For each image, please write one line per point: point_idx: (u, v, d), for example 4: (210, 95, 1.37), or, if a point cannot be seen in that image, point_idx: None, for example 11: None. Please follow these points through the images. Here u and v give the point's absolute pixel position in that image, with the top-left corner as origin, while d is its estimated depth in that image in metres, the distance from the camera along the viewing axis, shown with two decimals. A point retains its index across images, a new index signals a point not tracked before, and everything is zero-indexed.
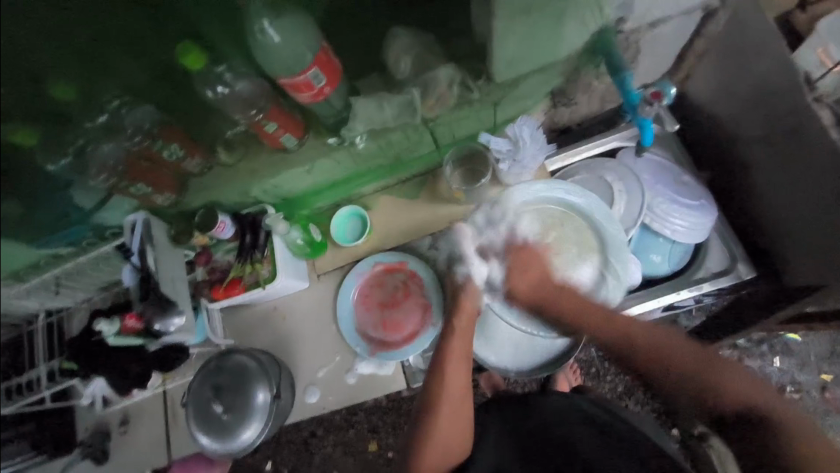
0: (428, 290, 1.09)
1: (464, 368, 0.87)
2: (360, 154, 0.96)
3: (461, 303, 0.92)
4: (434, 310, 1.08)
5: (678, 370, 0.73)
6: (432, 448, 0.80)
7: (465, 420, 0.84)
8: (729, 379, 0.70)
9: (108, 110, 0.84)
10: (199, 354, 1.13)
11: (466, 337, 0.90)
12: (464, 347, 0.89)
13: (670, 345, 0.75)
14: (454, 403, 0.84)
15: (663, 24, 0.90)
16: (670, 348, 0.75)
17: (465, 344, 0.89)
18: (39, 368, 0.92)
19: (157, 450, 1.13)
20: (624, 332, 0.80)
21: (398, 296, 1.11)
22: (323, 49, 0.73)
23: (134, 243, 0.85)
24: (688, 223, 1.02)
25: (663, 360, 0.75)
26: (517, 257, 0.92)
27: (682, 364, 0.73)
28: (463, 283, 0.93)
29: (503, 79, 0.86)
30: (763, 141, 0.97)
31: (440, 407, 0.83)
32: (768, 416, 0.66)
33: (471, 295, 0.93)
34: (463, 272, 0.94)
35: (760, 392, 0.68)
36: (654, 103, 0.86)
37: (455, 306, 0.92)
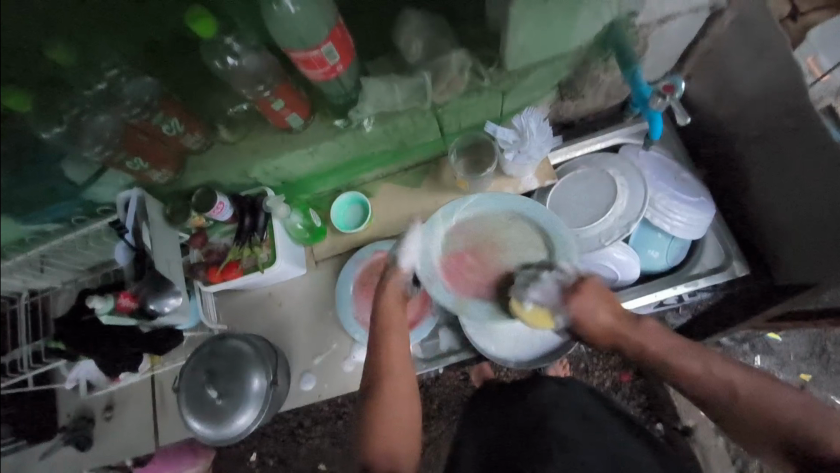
0: None
1: (405, 359, 0.80)
2: (365, 138, 0.94)
3: (386, 297, 0.83)
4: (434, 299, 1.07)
5: (743, 407, 0.68)
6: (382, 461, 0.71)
7: (413, 411, 0.76)
8: (784, 407, 0.66)
9: (107, 78, 0.79)
10: (190, 339, 1.10)
11: (401, 332, 0.81)
12: (402, 346, 0.80)
13: (750, 386, 0.68)
14: (398, 405, 0.75)
15: (673, 20, 0.91)
16: (725, 380, 0.69)
17: (402, 335, 0.81)
18: (24, 348, 0.89)
19: (143, 437, 1.10)
20: (673, 356, 0.72)
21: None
22: (338, 25, 0.71)
23: (128, 220, 0.83)
24: (686, 219, 1.04)
25: (719, 385, 0.69)
26: (582, 295, 0.75)
27: (756, 401, 0.67)
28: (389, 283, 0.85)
29: (514, 66, 0.85)
30: (761, 140, 0.99)
31: (385, 406, 0.75)
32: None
33: (393, 288, 0.84)
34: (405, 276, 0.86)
35: None
36: (666, 96, 0.86)
37: (378, 304, 0.83)
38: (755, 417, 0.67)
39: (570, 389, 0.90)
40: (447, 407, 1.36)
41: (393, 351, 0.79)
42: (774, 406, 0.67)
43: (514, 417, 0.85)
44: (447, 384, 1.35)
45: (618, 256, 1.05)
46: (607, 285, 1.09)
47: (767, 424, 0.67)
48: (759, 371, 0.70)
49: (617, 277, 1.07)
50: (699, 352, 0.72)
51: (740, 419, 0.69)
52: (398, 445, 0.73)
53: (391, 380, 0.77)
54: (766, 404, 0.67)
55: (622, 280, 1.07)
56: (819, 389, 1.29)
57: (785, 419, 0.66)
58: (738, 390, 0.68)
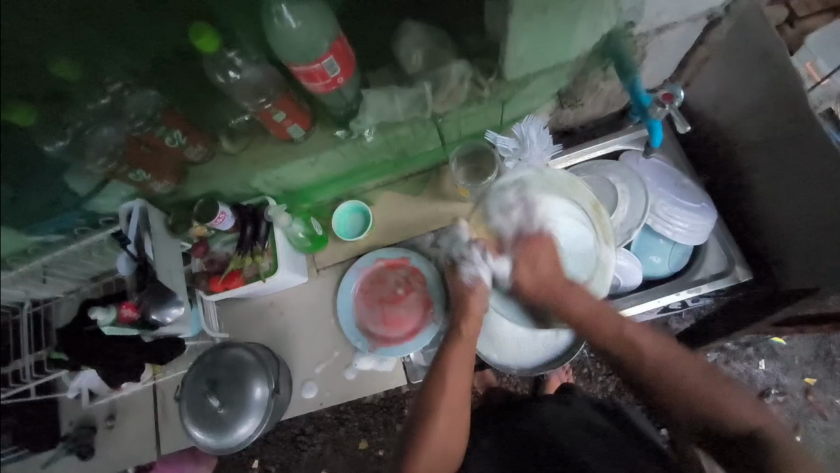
0: (430, 286, 1.09)
1: (466, 373, 0.85)
2: (366, 147, 0.95)
3: (467, 306, 0.90)
4: (436, 306, 1.08)
5: (659, 375, 0.76)
6: (428, 452, 0.76)
7: (462, 418, 0.81)
8: (690, 379, 0.74)
9: (110, 92, 0.81)
10: (193, 348, 1.10)
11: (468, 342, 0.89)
12: (466, 358, 0.86)
13: (670, 358, 0.76)
14: (452, 407, 0.80)
15: (671, 29, 0.91)
16: (648, 351, 0.78)
17: (471, 349, 0.88)
18: (26, 359, 0.88)
19: (146, 445, 1.10)
20: (602, 324, 0.83)
21: (400, 292, 1.10)
22: (339, 38, 0.72)
23: (131, 231, 0.83)
24: (688, 225, 1.04)
25: (639, 353, 0.78)
26: (542, 251, 0.90)
27: (670, 373, 0.75)
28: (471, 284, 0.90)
29: (513, 76, 0.86)
30: (762, 148, 0.99)
31: (441, 401, 0.80)
32: (740, 427, 0.69)
33: (479, 294, 0.90)
34: (470, 272, 0.90)
35: (758, 415, 0.69)
36: (665, 105, 0.87)
37: (461, 311, 0.90)
38: (668, 385, 0.75)
39: (572, 405, 0.92)
40: None
41: (458, 355, 0.86)
42: (686, 377, 0.74)
43: (515, 427, 0.87)
44: None
45: (621, 262, 1.06)
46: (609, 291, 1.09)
47: (677, 395, 0.74)
48: (682, 346, 0.78)
49: (618, 283, 1.07)
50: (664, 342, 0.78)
51: (655, 389, 0.76)
52: (443, 440, 0.78)
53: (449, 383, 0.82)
54: (684, 379, 0.74)
55: (624, 286, 1.07)
56: (822, 392, 1.30)
57: (693, 391, 0.73)
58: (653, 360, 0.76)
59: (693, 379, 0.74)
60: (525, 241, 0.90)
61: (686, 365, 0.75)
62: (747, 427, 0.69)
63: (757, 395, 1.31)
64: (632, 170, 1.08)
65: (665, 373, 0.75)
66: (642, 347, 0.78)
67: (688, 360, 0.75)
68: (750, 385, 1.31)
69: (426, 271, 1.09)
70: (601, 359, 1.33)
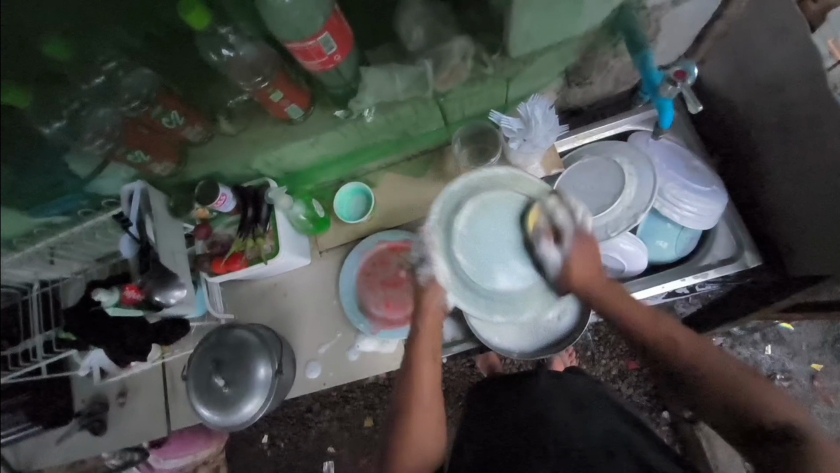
0: None
1: (434, 368, 0.85)
2: (366, 128, 0.93)
3: (423, 303, 0.85)
4: None
5: (686, 365, 0.73)
6: (410, 447, 0.80)
7: (434, 417, 0.83)
8: (725, 368, 0.71)
9: (104, 71, 0.79)
10: (199, 328, 1.12)
11: (432, 338, 0.87)
12: (433, 348, 0.86)
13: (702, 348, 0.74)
14: (425, 405, 0.82)
15: (687, 0, 0.86)
16: (683, 344, 0.75)
17: (435, 345, 0.87)
18: (37, 338, 0.92)
19: (156, 422, 1.13)
20: (636, 314, 0.79)
21: (402, 275, 1.10)
22: (335, 13, 0.69)
23: (133, 213, 0.83)
24: (697, 209, 1.02)
25: (670, 336, 0.76)
26: (582, 249, 0.82)
27: (700, 367, 0.72)
28: (426, 284, 0.83)
29: (519, 52, 0.82)
30: (777, 128, 0.95)
31: (412, 408, 0.82)
32: (773, 418, 0.66)
33: (433, 294, 0.85)
34: (425, 272, 0.83)
35: (798, 412, 0.67)
36: (677, 83, 0.82)
37: (419, 305, 0.86)
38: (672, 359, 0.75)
39: (567, 386, 0.91)
40: (452, 394, 1.38)
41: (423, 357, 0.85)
42: (712, 366, 0.72)
43: (511, 410, 0.87)
44: (453, 371, 1.37)
45: (625, 247, 1.04)
46: (613, 275, 1.08)
47: (723, 381, 0.71)
48: (710, 341, 0.75)
49: (623, 268, 1.06)
50: (703, 342, 0.75)
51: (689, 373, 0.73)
52: (424, 427, 0.81)
53: (416, 383, 0.83)
54: (709, 362, 0.72)
55: (628, 271, 1.06)
56: (829, 378, 1.28)
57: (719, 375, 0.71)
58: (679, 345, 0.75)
59: (732, 373, 0.71)
60: (579, 238, 0.82)
61: (718, 356, 0.73)
62: (779, 417, 0.66)
63: None
64: (640, 151, 1.04)
65: (698, 359, 0.73)
66: (682, 341, 0.75)
67: (720, 353, 0.73)
68: (755, 370, 1.30)
69: None
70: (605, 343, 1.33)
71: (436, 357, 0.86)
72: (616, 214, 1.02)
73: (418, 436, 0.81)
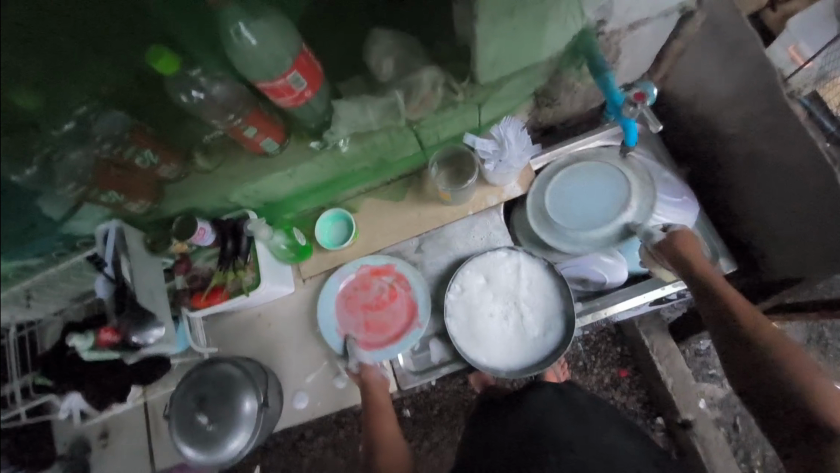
0: (416, 292, 1.08)
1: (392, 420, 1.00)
2: (343, 157, 0.94)
3: (365, 380, 1.02)
4: (422, 309, 1.07)
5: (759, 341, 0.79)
6: None
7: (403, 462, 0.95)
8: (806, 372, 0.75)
9: (75, 116, 0.79)
10: (181, 364, 1.10)
11: (380, 392, 1.03)
12: (384, 403, 1.02)
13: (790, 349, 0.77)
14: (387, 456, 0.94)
15: (644, 24, 0.90)
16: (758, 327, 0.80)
17: (385, 399, 1.02)
18: (14, 383, 0.88)
19: (141, 462, 1.10)
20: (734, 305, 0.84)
21: (384, 297, 1.09)
22: (303, 52, 0.71)
23: (107, 253, 0.82)
24: (670, 221, 1.04)
25: (770, 342, 0.79)
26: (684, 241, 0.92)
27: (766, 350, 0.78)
28: (357, 372, 1.04)
29: (486, 79, 0.85)
30: (739, 140, 1.00)
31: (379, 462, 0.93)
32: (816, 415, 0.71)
33: (373, 373, 1.03)
34: (355, 361, 1.04)
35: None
36: (637, 104, 0.86)
37: (365, 385, 1.02)
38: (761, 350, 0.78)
39: (568, 395, 0.90)
40: (447, 413, 1.35)
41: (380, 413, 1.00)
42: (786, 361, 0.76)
43: (507, 420, 0.88)
44: (446, 389, 1.34)
45: (603, 259, 1.09)
46: (596, 288, 1.12)
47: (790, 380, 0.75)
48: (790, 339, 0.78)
49: (604, 280, 1.10)
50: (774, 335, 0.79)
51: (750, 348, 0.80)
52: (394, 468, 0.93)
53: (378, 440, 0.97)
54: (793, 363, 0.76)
55: (610, 282, 1.10)
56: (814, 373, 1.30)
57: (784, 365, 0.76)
58: (767, 332, 0.79)
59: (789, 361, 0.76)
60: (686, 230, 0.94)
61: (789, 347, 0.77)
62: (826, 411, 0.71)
63: None
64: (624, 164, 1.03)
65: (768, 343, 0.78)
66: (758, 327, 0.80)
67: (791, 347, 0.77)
68: None
69: (411, 276, 1.09)
70: (595, 352, 1.33)
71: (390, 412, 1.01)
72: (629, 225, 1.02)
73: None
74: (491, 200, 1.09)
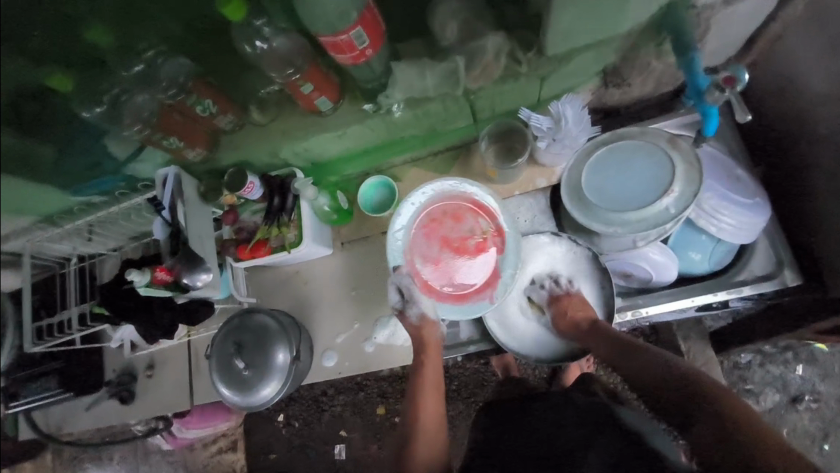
0: (504, 256, 0.99)
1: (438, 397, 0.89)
2: (394, 123, 0.92)
3: (423, 339, 0.94)
4: (501, 282, 0.98)
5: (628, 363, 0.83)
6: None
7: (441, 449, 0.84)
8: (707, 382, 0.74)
9: (144, 59, 0.83)
10: (223, 310, 1.16)
11: (433, 366, 0.92)
12: (435, 377, 0.91)
13: (633, 347, 0.84)
14: (430, 434, 0.85)
15: (742, 0, 0.80)
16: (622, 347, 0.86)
17: (439, 374, 0.91)
18: (72, 310, 0.95)
19: (179, 395, 1.19)
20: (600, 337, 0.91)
21: (475, 244, 1.01)
22: (368, 8, 0.69)
23: (165, 197, 0.86)
24: (736, 222, 0.97)
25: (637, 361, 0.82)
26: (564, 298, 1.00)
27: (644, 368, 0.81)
28: (416, 323, 0.94)
29: (555, 51, 0.79)
30: (831, 141, 0.89)
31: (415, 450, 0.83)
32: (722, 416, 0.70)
33: (429, 329, 0.94)
34: (416, 311, 0.94)
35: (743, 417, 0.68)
36: (725, 90, 0.78)
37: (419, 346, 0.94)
38: (635, 372, 0.81)
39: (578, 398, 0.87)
40: (466, 390, 1.36)
41: (428, 386, 0.89)
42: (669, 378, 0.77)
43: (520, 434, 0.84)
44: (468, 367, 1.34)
45: (655, 257, 0.99)
46: (639, 285, 1.06)
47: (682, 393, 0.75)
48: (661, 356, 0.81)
49: (650, 278, 1.02)
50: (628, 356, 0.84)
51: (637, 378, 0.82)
52: (427, 453, 0.83)
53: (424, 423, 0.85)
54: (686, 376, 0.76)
55: (656, 281, 1.03)
56: None
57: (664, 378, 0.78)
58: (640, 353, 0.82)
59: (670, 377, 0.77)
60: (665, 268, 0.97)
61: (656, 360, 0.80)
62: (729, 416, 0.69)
63: (789, 400, 1.23)
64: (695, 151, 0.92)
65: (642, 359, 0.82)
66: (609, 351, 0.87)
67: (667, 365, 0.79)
68: (784, 390, 1.23)
69: (508, 236, 0.99)
70: None
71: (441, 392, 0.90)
72: (668, 210, 0.90)
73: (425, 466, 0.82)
74: (540, 182, 1.07)
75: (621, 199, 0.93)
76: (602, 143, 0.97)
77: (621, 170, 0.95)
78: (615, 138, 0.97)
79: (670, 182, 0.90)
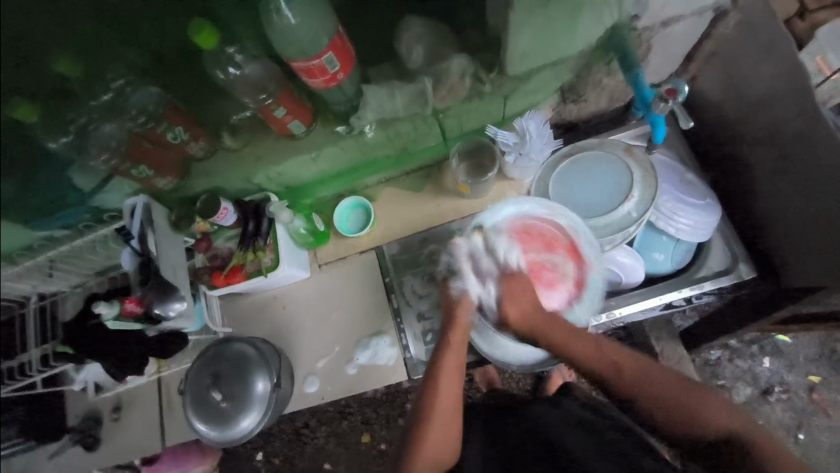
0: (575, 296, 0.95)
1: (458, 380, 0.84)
2: (366, 143, 0.95)
3: (454, 314, 0.89)
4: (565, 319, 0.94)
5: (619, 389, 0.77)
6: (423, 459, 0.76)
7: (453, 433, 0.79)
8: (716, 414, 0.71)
9: (113, 88, 0.81)
10: (197, 341, 1.11)
11: (459, 347, 0.87)
12: (458, 359, 0.85)
13: (624, 363, 0.78)
14: (444, 411, 0.80)
15: (677, 22, 0.89)
16: (609, 361, 0.79)
17: (461, 355, 0.86)
18: (33, 352, 0.90)
19: (150, 438, 1.12)
20: (564, 342, 0.82)
21: (549, 274, 0.95)
22: (339, 34, 0.72)
23: (134, 226, 0.83)
24: (692, 222, 1.04)
25: (633, 388, 0.76)
26: (508, 302, 0.85)
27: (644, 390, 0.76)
28: (458, 297, 0.90)
29: (515, 71, 0.85)
30: (768, 144, 0.98)
31: (433, 417, 0.79)
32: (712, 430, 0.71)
33: (464, 307, 0.89)
34: (458, 287, 0.91)
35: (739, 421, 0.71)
36: (669, 100, 0.85)
37: (450, 319, 0.90)
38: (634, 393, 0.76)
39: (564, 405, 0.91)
40: None
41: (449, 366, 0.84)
42: (660, 396, 0.74)
43: (505, 437, 0.85)
44: None
45: (622, 259, 1.05)
46: (611, 288, 1.09)
47: (709, 433, 0.71)
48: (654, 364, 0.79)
49: (620, 280, 1.07)
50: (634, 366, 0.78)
51: (637, 406, 0.76)
52: (442, 439, 0.78)
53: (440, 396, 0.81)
54: (703, 418, 0.71)
55: (626, 282, 1.07)
56: (826, 390, 1.27)
57: (651, 399, 0.75)
58: (644, 378, 0.76)
59: (671, 391, 0.75)
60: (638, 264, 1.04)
61: (656, 377, 0.76)
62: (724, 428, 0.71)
63: (760, 392, 1.29)
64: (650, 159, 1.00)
65: (633, 385, 0.76)
66: (605, 368, 0.78)
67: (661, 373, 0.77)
68: (753, 383, 1.29)
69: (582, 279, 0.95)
70: None
71: (461, 368, 0.85)
72: (629, 214, 0.97)
73: (435, 447, 0.77)
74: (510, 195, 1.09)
75: (586, 206, 1.00)
76: (568, 156, 1.05)
77: (584, 179, 1.02)
78: (577, 151, 1.05)
79: (628, 188, 0.98)
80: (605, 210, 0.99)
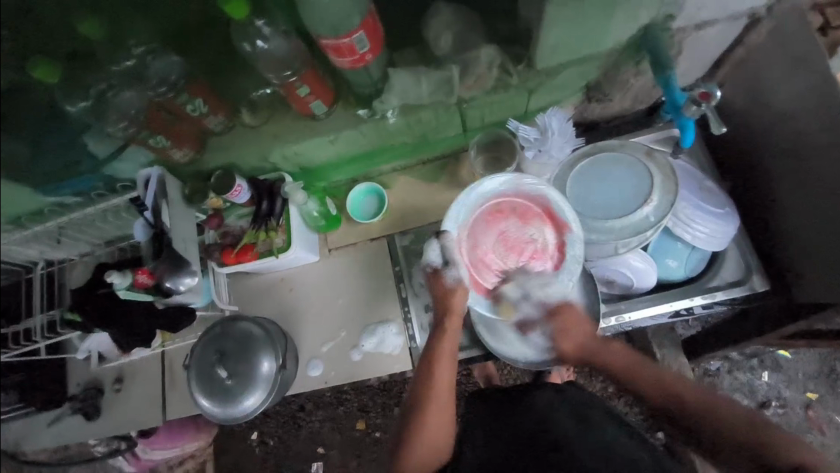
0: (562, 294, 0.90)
1: (452, 368, 0.83)
2: (386, 129, 0.94)
3: (449, 303, 0.86)
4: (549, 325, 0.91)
5: (647, 393, 0.77)
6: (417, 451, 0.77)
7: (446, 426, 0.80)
8: (734, 417, 0.69)
9: (135, 55, 0.82)
10: (203, 318, 1.11)
11: (452, 336, 0.86)
12: (452, 349, 0.84)
13: (639, 365, 0.79)
14: (438, 405, 0.80)
15: (712, 25, 0.88)
16: (646, 374, 0.78)
17: (454, 345, 0.85)
18: (37, 319, 0.88)
19: (149, 411, 1.12)
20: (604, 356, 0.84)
21: (530, 248, 0.90)
22: (371, 13, 0.71)
23: (148, 197, 0.82)
24: (708, 230, 1.03)
25: (657, 384, 0.76)
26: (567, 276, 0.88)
27: (668, 391, 0.75)
28: (454, 287, 0.86)
29: (544, 64, 0.84)
30: (792, 156, 0.97)
31: (428, 411, 0.79)
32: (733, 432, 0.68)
33: (459, 296, 0.86)
34: (453, 276, 0.86)
35: (756, 422, 0.67)
36: (702, 104, 0.83)
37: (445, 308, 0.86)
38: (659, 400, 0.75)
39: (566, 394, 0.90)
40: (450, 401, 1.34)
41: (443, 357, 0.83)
42: (679, 393, 0.74)
43: (507, 427, 0.83)
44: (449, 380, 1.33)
45: (635, 263, 1.03)
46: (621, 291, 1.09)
47: (719, 428, 0.69)
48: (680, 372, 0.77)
49: (631, 283, 1.06)
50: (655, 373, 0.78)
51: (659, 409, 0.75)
52: (435, 433, 0.79)
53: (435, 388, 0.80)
54: (714, 414, 0.70)
55: (637, 287, 1.06)
56: (823, 408, 1.27)
57: (676, 399, 0.74)
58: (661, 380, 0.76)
59: (697, 395, 0.73)
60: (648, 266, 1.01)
61: (684, 384, 0.75)
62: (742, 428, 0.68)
63: (757, 406, 1.29)
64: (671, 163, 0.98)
65: (665, 391, 0.75)
66: (637, 374, 0.79)
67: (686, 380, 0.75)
68: (751, 396, 1.29)
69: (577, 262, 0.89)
70: None
71: (454, 357, 0.85)
72: (647, 219, 0.95)
73: (427, 440, 0.78)
74: None
75: (603, 208, 0.98)
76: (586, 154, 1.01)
77: (602, 179, 0.99)
78: (597, 150, 1.02)
79: (648, 191, 0.95)
80: (622, 212, 0.96)
